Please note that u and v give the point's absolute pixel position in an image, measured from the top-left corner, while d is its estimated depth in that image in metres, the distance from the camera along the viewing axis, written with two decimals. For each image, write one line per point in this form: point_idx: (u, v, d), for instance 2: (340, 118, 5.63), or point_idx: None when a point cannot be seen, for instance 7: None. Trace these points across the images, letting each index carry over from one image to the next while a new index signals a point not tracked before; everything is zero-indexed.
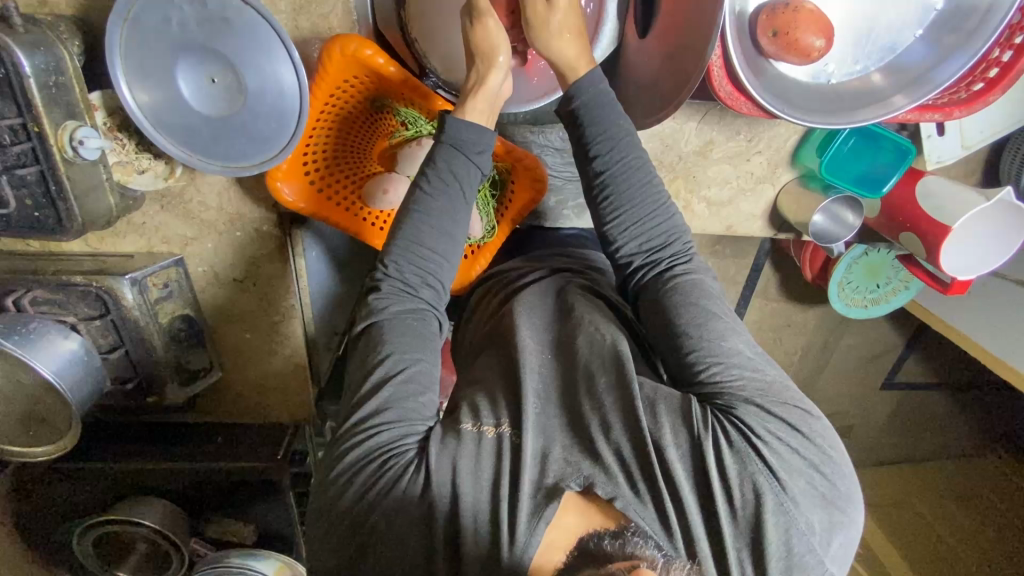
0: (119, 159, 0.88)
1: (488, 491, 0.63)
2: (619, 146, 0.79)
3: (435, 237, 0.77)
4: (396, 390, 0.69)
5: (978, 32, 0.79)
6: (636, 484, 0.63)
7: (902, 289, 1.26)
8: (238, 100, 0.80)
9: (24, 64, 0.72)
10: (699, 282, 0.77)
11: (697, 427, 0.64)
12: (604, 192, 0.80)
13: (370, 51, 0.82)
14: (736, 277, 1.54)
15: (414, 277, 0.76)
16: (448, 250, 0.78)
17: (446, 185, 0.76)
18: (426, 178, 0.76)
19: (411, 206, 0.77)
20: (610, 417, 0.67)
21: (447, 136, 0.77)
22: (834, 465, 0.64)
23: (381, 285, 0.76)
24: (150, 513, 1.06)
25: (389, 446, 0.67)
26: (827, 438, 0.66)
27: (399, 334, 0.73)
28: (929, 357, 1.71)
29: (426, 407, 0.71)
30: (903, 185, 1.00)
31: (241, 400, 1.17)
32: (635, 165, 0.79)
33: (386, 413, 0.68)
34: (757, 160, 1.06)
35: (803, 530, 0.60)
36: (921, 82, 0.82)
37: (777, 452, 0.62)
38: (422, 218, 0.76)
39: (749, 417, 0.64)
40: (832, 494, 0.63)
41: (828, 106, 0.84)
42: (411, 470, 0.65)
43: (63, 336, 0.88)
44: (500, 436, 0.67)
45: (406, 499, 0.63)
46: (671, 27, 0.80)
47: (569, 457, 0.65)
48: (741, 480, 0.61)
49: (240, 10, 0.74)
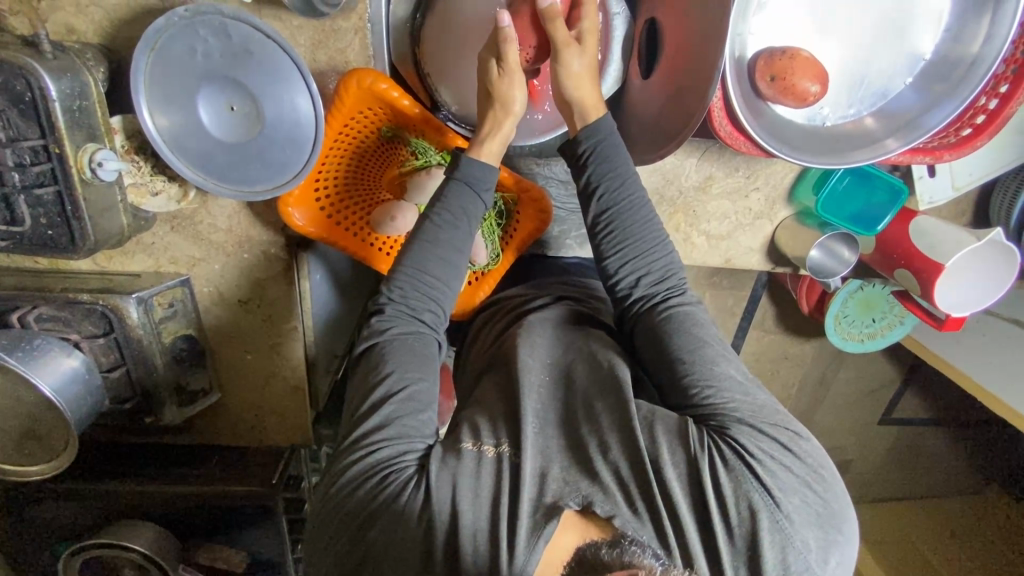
0: (135, 181, 0.91)
1: (487, 507, 0.63)
2: (624, 185, 0.82)
3: (441, 266, 0.79)
4: (397, 407, 0.71)
5: (966, 82, 0.84)
6: (635, 503, 0.63)
7: (897, 324, 1.28)
8: (256, 127, 0.82)
9: (50, 89, 0.74)
10: (694, 313, 0.79)
11: (693, 446, 0.64)
12: (606, 226, 0.83)
13: (385, 85, 0.86)
14: (734, 309, 1.56)
15: (417, 301, 0.77)
16: (447, 275, 0.79)
17: (454, 223, 0.79)
18: (438, 211, 0.79)
19: (417, 235, 0.79)
20: (609, 437, 0.67)
21: (461, 173, 0.80)
22: (826, 484, 0.65)
23: (384, 309, 0.77)
24: (141, 535, 1.04)
25: (389, 461, 0.67)
26: (817, 457, 0.67)
27: (401, 357, 0.74)
28: (927, 394, 1.72)
29: (427, 424, 0.72)
30: (897, 224, 1.02)
31: (238, 422, 1.16)
32: (636, 200, 0.82)
33: (385, 430, 0.69)
34: (756, 196, 1.09)
35: (799, 548, 0.60)
36: (913, 126, 0.86)
37: (771, 470, 0.63)
38: (429, 247, 0.78)
39: (743, 437, 0.65)
40: (826, 513, 0.63)
41: (824, 148, 0.87)
42: (411, 485, 0.65)
43: (66, 353, 0.88)
44: (499, 457, 0.66)
45: (405, 513, 0.63)
46: (674, 70, 0.83)
47: (567, 476, 0.65)
48: (737, 499, 0.61)
49: (263, 43, 0.78)
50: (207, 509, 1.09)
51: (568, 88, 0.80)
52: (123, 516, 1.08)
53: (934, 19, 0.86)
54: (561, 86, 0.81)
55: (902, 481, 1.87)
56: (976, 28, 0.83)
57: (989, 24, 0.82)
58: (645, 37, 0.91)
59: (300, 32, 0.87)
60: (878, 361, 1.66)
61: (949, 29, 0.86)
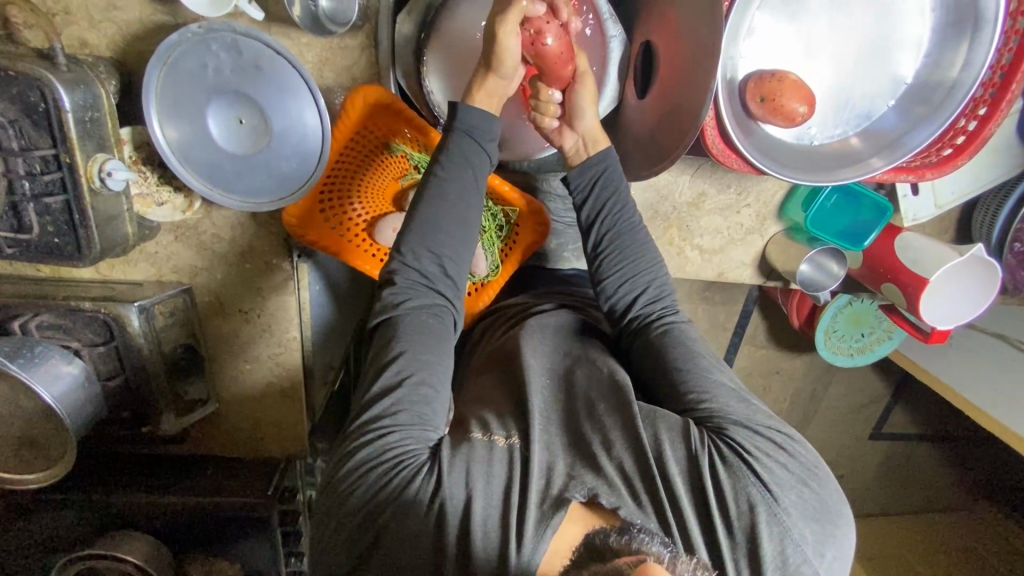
0: (141, 191, 0.93)
1: (498, 495, 0.64)
2: (622, 207, 0.88)
3: (453, 223, 0.80)
4: (409, 391, 0.72)
5: (945, 105, 0.88)
6: (639, 496, 0.64)
7: (886, 338, 1.31)
8: (264, 140, 0.85)
9: (64, 100, 0.76)
10: (688, 330, 0.83)
11: (694, 444, 0.66)
12: (604, 248, 0.88)
13: (391, 99, 0.89)
14: (726, 323, 1.59)
15: (430, 267, 0.79)
16: (457, 240, 0.81)
17: (460, 175, 0.80)
18: (449, 177, 0.80)
19: (427, 196, 0.80)
20: (612, 435, 0.69)
21: (460, 121, 0.81)
22: (821, 481, 0.67)
23: (395, 279, 0.78)
24: (134, 548, 1.02)
25: (401, 446, 0.68)
26: (810, 458, 0.69)
27: (412, 332, 0.75)
28: (916, 409, 1.74)
29: (436, 413, 0.74)
30: (882, 240, 1.06)
31: (234, 432, 1.16)
32: (631, 225, 0.89)
33: (397, 415, 0.70)
34: (747, 212, 1.12)
35: (797, 540, 0.62)
36: (896, 146, 0.90)
37: (768, 467, 0.65)
38: (441, 211, 0.80)
39: (739, 436, 0.67)
40: (822, 509, 0.65)
41: (812, 165, 0.91)
42: (423, 472, 0.66)
43: (66, 360, 0.88)
44: (511, 446, 0.69)
45: (415, 503, 0.64)
46: (668, 90, 0.87)
47: (572, 472, 0.66)
48: (736, 494, 0.63)
49: (273, 59, 0.81)
50: (203, 516, 1.08)
51: (586, 112, 0.86)
52: (115, 527, 1.07)
53: (914, 46, 0.91)
54: (580, 113, 0.86)
55: (894, 496, 1.88)
56: (954, 55, 0.88)
57: (966, 50, 0.86)
58: (640, 59, 0.95)
59: (308, 49, 0.90)
60: (867, 376, 1.69)
61: (928, 55, 0.91)
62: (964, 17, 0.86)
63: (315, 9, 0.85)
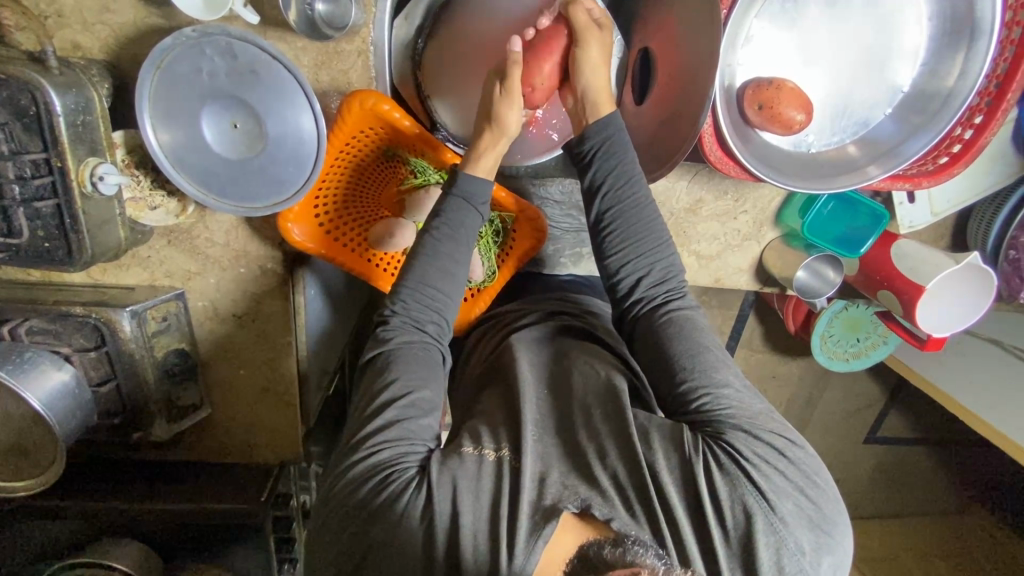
0: (133, 196, 0.91)
1: (487, 510, 0.64)
2: (627, 185, 0.83)
3: (443, 277, 0.81)
4: (399, 412, 0.72)
5: (941, 114, 0.88)
6: (632, 506, 0.64)
7: (881, 343, 1.31)
8: (259, 144, 0.84)
9: (55, 104, 0.75)
10: (693, 317, 0.80)
11: (689, 451, 0.66)
12: (607, 229, 0.84)
13: (388, 106, 0.86)
14: (723, 328, 1.58)
15: (422, 314, 0.79)
16: (449, 287, 0.81)
17: (453, 235, 0.81)
18: (435, 226, 0.81)
19: (418, 250, 0.81)
20: (607, 443, 0.68)
21: (457, 188, 0.82)
22: (820, 490, 0.66)
23: (389, 320, 0.79)
24: (125, 554, 1.01)
25: (390, 462, 0.68)
26: (812, 466, 0.68)
27: (402, 364, 0.75)
28: (911, 414, 1.75)
29: (426, 429, 0.73)
30: (879, 247, 1.06)
31: (230, 438, 1.14)
32: (637, 203, 0.83)
33: (386, 432, 0.70)
34: (744, 218, 1.12)
35: (793, 549, 0.62)
36: (893, 154, 0.90)
37: (767, 475, 0.64)
38: (428, 260, 0.80)
39: (738, 441, 0.66)
40: (818, 516, 0.65)
41: (810, 173, 0.92)
42: (411, 488, 0.65)
43: (57, 367, 0.87)
44: (499, 460, 0.68)
45: (404, 520, 0.63)
46: (666, 98, 0.86)
47: (566, 481, 0.66)
48: (733, 503, 0.63)
49: (269, 65, 0.80)
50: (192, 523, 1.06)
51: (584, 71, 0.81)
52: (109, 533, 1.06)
53: (911, 55, 0.91)
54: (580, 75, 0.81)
55: (889, 501, 1.88)
56: (951, 62, 0.88)
57: (962, 59, 0.87)
58: (638, 65, 0.95)
59: (303, 53, 0.90)
60: (861, 380, 1.70)
61: (924, 63, 0.91)
62: (959, 26, 0.87)
63: (312, 13, 0.84)
